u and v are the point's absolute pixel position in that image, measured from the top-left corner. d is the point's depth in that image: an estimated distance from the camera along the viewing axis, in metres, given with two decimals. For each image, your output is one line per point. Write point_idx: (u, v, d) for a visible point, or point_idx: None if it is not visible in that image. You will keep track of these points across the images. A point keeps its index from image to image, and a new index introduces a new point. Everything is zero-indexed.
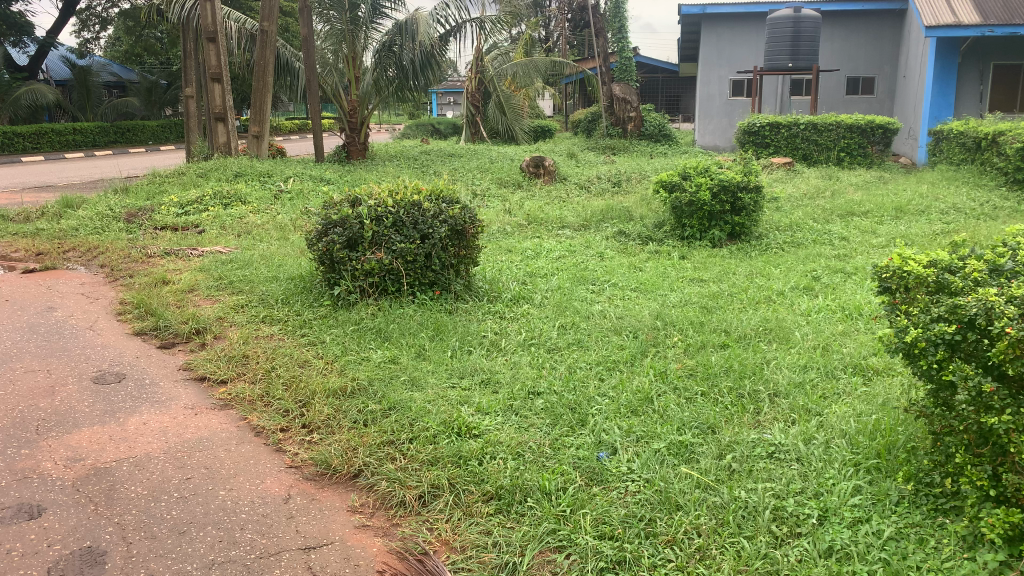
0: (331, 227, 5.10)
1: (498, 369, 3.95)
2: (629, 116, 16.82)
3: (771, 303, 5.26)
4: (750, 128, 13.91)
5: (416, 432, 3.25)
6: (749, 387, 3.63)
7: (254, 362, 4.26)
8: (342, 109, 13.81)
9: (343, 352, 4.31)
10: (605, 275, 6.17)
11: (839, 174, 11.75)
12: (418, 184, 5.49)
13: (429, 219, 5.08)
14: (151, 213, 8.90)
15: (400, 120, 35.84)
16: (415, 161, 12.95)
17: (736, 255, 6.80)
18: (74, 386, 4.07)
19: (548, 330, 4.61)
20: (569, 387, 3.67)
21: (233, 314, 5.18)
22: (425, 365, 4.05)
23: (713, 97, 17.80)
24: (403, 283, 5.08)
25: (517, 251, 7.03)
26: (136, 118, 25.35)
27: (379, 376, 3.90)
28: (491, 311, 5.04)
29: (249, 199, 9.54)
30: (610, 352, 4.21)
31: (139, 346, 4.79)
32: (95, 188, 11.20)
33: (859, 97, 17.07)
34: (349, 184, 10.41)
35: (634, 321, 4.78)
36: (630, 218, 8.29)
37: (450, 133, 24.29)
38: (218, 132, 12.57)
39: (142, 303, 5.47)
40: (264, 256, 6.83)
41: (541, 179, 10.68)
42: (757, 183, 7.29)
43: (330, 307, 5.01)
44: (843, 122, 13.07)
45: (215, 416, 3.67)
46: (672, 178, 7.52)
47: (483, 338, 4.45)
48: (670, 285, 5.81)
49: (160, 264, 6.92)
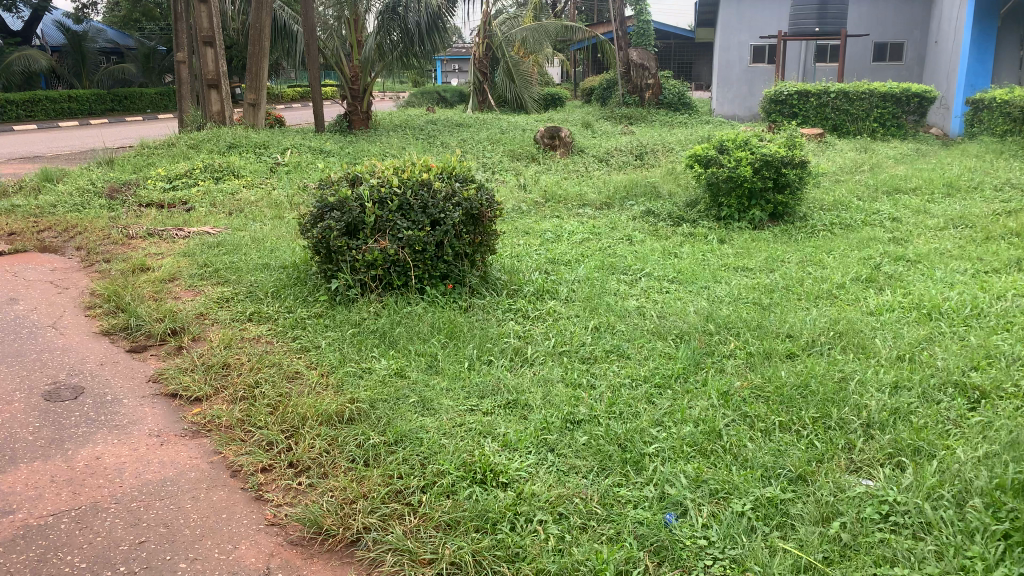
0: (328, 210, 4.40)
1: (526, 389, 3.28)
2: (647, 84, 15.93)
3: (834, 300, 4.58)
4: (778, 97, 13.13)
5: (430, 479, 2.61)
6: (835, 413, 2.97)
7: (236, 375, 3.60)
8: (343, 76, 12.99)
9: (341, 361, 3.66)
10: (637, 262, 5.49)
11: (874, 146, 11.00)
12: (428, 160, 4.78)
13: (440, 202, 4.38)
14: (136, 188, 8.19)
15: (406, 87, 34.95)
16: (421, 132, 12.20)
17: (780, 239, 6.11)
18: (21, 404, 3.41)
19: (581, 334, 3.93)
20: (618, 414, 3.03)
21: (217, 311, 4.52)
22: (438, 382, 3.38)
23: (733, 63, 16.94)
24: (410, 276, 4.40)
25: (535, 234, 6.36)
26: (133, 85, 24.46)
27: (384, 396, 3.24)
28: (512, 309, 4.36)
29: (243, 172, 8.85)
30: (658, 365, 3.53)
31: (106, 350, 4.13)
32: (80, 160, 10.52)
33: (887, 64, 16.25)
34: (352, 158, 9.68)
35: (679, 322, 4.10)
36: (657, 194, 7.58)
37: (456, 101, 23.43)
38: (211, 99, 11.81)
39: (113, 296, 4.80)
40: (257, 239, 6.14)
41: (557, 152, 9.96)
42: (803, 157, 6.55)
43: (326, 305, 4.36)
44: (876, 90, 12.21)
45: (186, 447, 3.01)
46: (707, 152, 6.80)
47: (505, 344, 3.78)
48: (714, 276, 5.12)
49: (141, 247, 6.25)
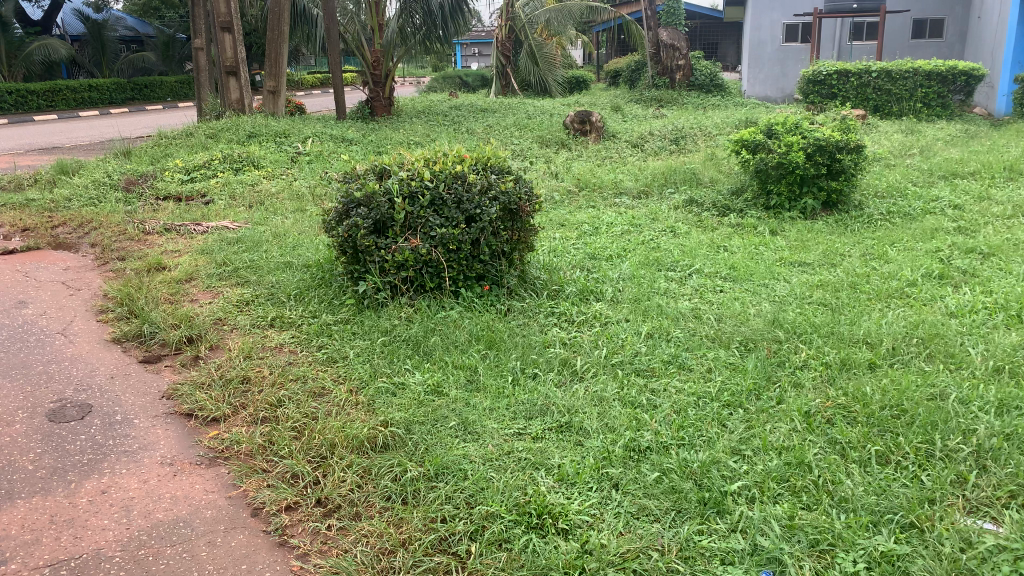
0: (354, 206, 4.05)
1: (580, 408, 2.93)
2: (677, 65, 15.35)
3: (907, 299, 4.17)
4: (815, 77, 12.51)
5: (478, 525, 2.27)
6: (940, 440, 2.58)
7: (257, 391, 3.27)
8: (365, 61, 12.50)
9: (372, 376, 3.33)
10: (685, 257, 5.11)
11: (920, 128, 10.46)
12: (461, 150, 4.41)
13: (476, 196, 4.01)
14: (153, 180, 7.92)
15: (425, 71, 34.44)
16: (445, 118, 11.80)
17: (836, 230, 5.69)
18: (22, 425, 3.10)
19: (634, 342, 3.56)
20: (686, 442, 2.68)
21: (236, 315, 4.20)
22: (480, 401, 3.04)
23: (765, 43, 16.37)
24: (444, 278, 4.04)
25: (571, 226, 6.01)
26: (153, 73, 24.24)
27: (421, 418, 2.90)
28: (554, 313, 4.00)
29: (263, 162, 8.54)
30: (723, 380, 3.17)
31: (118, 360, 3.81)
32: (98, 151, 10.28)
33: (926, 41, 15.63)
34: (376, 147, 9.33)
35: (742, 328, 3.72)
36: (698, 181, 7.17)
37: (479, 85, 22.98)
38: (230, 87, 11.51)
39: (126, 299, 4.49)
40: (278, 235, 5.82)
41: (588, 137, 9.54)
42: (859, 142, 6.09)
43: (353, 309, 4.03)
44: (921, 69, 11.64)
45: (202, 479, 2.69)
46: (755, 137, 6.36)
47: (551, 354, 3.42)
48: (771, 273, 4.73)
49: (157, 244, 5.95)
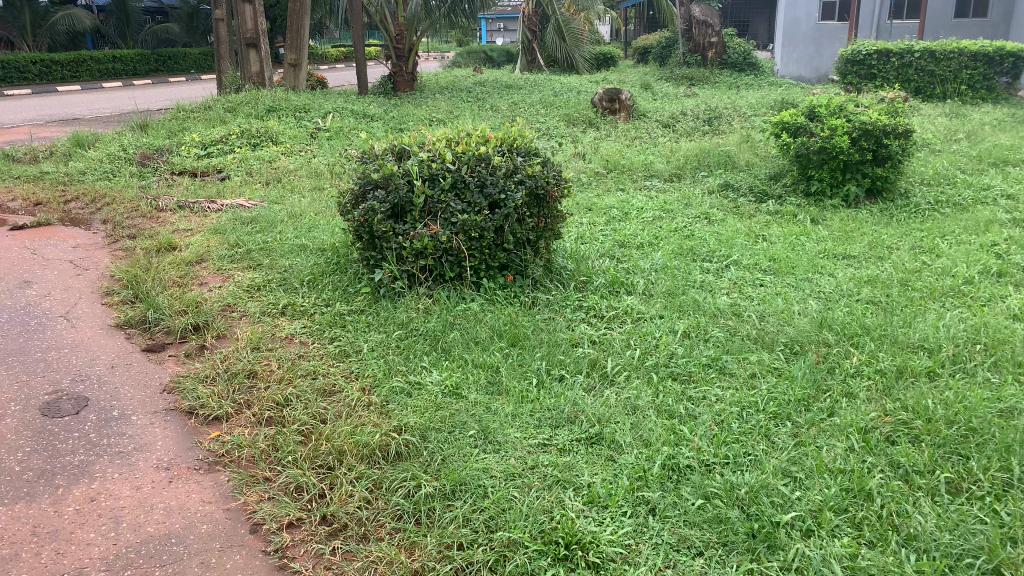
0: (371, 189, 3.79)
1: (612, 418, 2.68)
2: (709, 42, 14.78)
3: (965, 299, 3.86)
4: (854, 56, 12.03)
5: (499, 554, 2.04)
6: (1018, 468, 2.31)
7: (263, 388, 3.05)
8: (388, 35, 12.18)
9: (386, 374, 3.10)
10: (721, 247, 4.82)
11: (964, 111, 10.00)
12: (485, 130, 4.14)
13: (500, 180, 3.74)
14: (169, 155, 7.71)
15: (451, 46, 33.98)
16: (469, 94, 11.50)
17: (881, 220, 5.37)
18: (13, 420, 2.90)
19: (670, 342, 3.30)
20: (730, 460, 2.43)
21: (246, 302, 3.98)
22: (501, 406, 2.79)
23: (800, 21, 15.84)
24: (465, 267, 3.78)
25: (599, 211, 5.73)
26: (177, 45, 24.06)
27: (438, 424, 2.67)
28: (583, 307, 3.74)
29: (282, 137, 8.32)
30: (769, 389, 2.91)
31: (120, 348, 3.61)
32: (117, 123, 10.09)
33: (969, 21, 15.03)
34: (398, 123, 9.06)
35: (787, 329, 3.45)
36: (732, 165, 6.84)
37: (504, 60, 22.53)
38: (250, 60, 11.27)
39: (133, 282, 4.28)
40: (294, 214, 5.60)
41: (617, 116, 9.21)
42: (907, 126, 5.74)
43: (368, 299, 3.80)
44: (966, 49, 11.13)
45: (199, 487, 2.48)
46: (797, 120, 6.02)
47: (580, 354, 3.17)
48: (814, 266, 4.43)
49: (170, 222, 5.74)
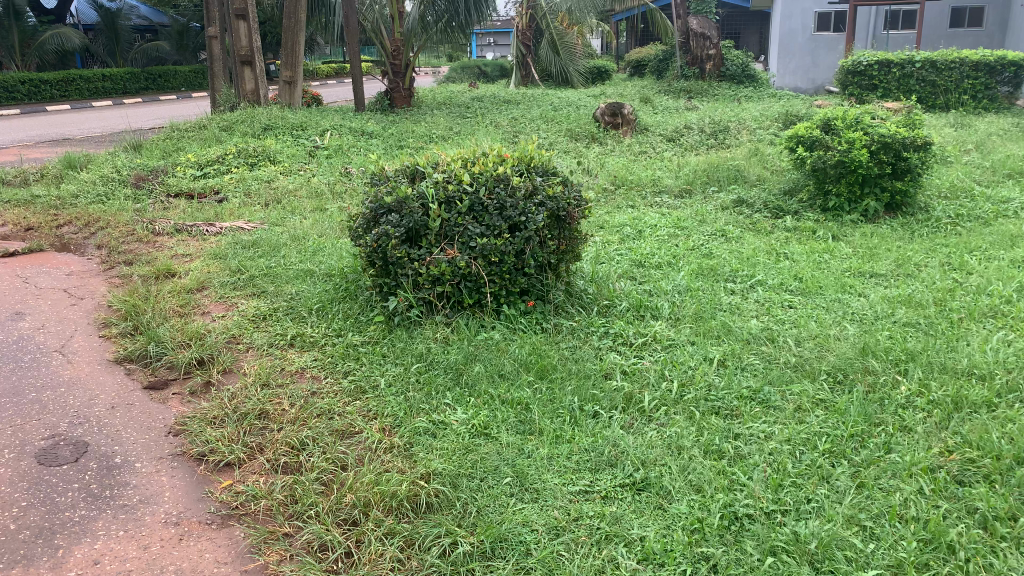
0: (384, 212, 3.60)
1: (657, 460, 2.49)
2: (708, 54, 14.73)
3: (1007, 319, 3.69)
4: (855, 67, 11.94)
5: None
6: None
7: (276, 430, 2.84)
8: (384, 50, 12.02)
9: (408, 412, 2.90)
10: (744, 267, 4.64)
11: (969, 121, 9.90)
12: (501, 149, 3.96)
13: (520, 202, 3.55)
14: (164, 176, 7.51)
15: (442, 61, 33.90)
16: (467, 109, 11.34)
17: (903, 235, 5.22)
18: (7, 470, 2.69)
19: (706, 372, 3.12)
20: (791, 508, 2.24)
21: (252, 333, 3.77)
22: (535, 447, 2.60)
23: (795, 32, 15.80)
24: (484, 293, 3.59)
25: (611, 229, 5.56)
26: (167, 62, 23.87)
27: (468, 470, 2.47)
28: (609, 334, 3.55)
29: (280, 157, 8.13)
30: (819, 424, 2.72)
31: (120, 386, 3.39)
32: (110, 144, 9.89)
33: (964, 31, 15.01)
34: (397, 141, 8.89)
35: (827, 355, 3.28)
36: (743, 179, 6.69)
37: (497, 74, 22.39)
38: (245, 78, 11.09)
39: (131, 313, 4.07)
40: (296, 237, 5.40)
41: (620, 130, 9.05)
42: (926, 139, 5.60)
43: (382, 329, 3.60)
44: (967, 59, 11.07)
45: (213, 544, 2.27)
46: (812, 133, 5.89)
47: (613, 387, 2.97)
48: (843, 285, 4.27)
49: (167, 246, 5.54)
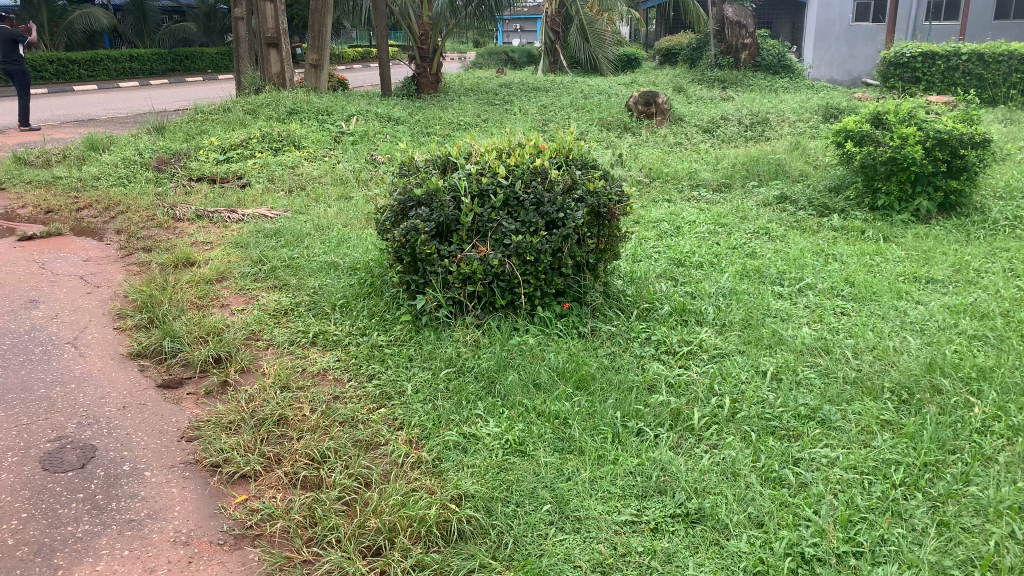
0: (413, 206, 3.39)
1: (712, 488, 2.27)
2: (743, 43, 14.32)
3: None
4: (898, 59, 11.53)
5: None
6: None
7: (296, 439, 2.65)
8: (412, 34, 11.80)
9: (437, 423, 2.69)
10: (791, 269, 4.38)
11: (1019, 116, 9.48)
12: (538, 140, 3.72)
13: (559, 197, 3.32)
14: (187, 160, 7.35)
15: (468, 46, 33.53)
16: (495, 96, 11.08)
17: (959, 238, 4.92)
18: (9, 476, 2.51)
19: (759, 388, 2.88)
20: (865, 550, 2.02)
21: (272, 330, 3.57)
22: (576, 469, 2.38)
23: (833, 22, 15.34)
24: (518, 294, 3.37)
25: (648, 224, 5.31)
26: (194, 44, 23.78)
27: (504, 493, 2.26)
28: (651, 340, 3.31)
29: (305, 142, 7.94)
30: (889, 451, 2.48)
31: (133, 384, 3.21)
32: (134, 125, 9.76)
33: (1011, 23, 14.48)
34: (423, 127, 8.66)
35: (889, 370, 3.04)
36: (785, 174, 6.40)
37: (525, 60, 22.06)
38: (271, 60, 10.90)
39: (147, 305, 3.89)
40: (320, 226, 5.21)
41: (654, 120, 8.76)
42: (986, 135, 5.29)
43: (409, 329, 3.40)
44: (1017, 52, 10.64)
45: (224, 570, 2.08)
46: (862, 127, 5.59)
47: (658, 401, 2.74)
48: (898, 291, 4.00)
49: (188, 233, 5.37)
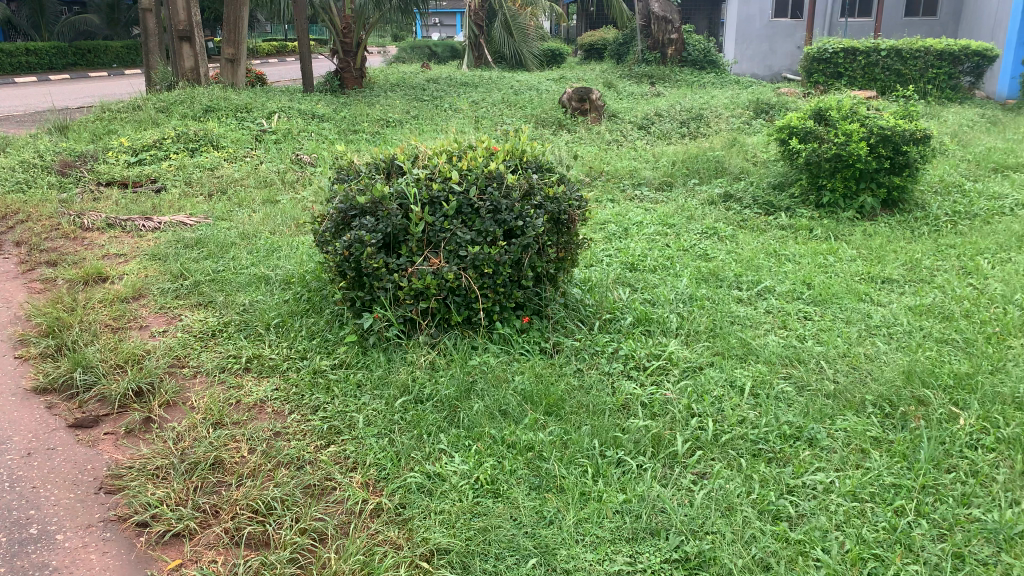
0: (356, 215, 3.08)
1: (709, 527, 2.07)
2: (669, 39, 14.34)
3: None
4: (820, 55, 11.66)
5: None
6: None
7: (235, 488, 2.32)
8: (333, 28, 11.34)
9: (396, 462, 2.41)
10: (748, 271, 4.25)
11: (938, 111, 9.71)
12: (489, 141, 3.46)
13: (517, 204, 3.07)
14: (93, 162, 6.78)
15: (388, 40, 32.84)
16: (423, 92, 10.75)
17: (904, 235, 4.90)
18: None
19: (739, 406, 2.71)
20: None
21: (200, 355, 3.21)
22: (558, 512, 2.14)
23: (753, 19, 15.49)
24: (474, 310, 3.11)
25: (595, 225, 5.12)
26: (97, 37, 22.48)
27: (481, 547, 2.01)
28: (618, 354, 3.11)
29: (224, 141, 7.45)
30: (886, 473, 2.33)
31: (39, 425, 2.81)
32: (32, 124, 9.05)
33: (920, 20, 14.99)
34: (350, 125, 8.28)
35: (869, 381, 2.90)
36: (726, 171, 6.32)
37: (448, 54, 21.69)
38: (183, 55, 10.29)
39: (54, 329, 3.46)
40: (246, 235, 4.82)
41: (588, 117, 8.61)
42: (926, 131, 5.29)
43: (355, 351, 3.10)
44: (932, 48, 10.94)
45: None
46: (805, 123, 5.53)
47: (636, 426, 2.53)
48: (857, 292, 3.91)
49: (98, 244, 4.90)
